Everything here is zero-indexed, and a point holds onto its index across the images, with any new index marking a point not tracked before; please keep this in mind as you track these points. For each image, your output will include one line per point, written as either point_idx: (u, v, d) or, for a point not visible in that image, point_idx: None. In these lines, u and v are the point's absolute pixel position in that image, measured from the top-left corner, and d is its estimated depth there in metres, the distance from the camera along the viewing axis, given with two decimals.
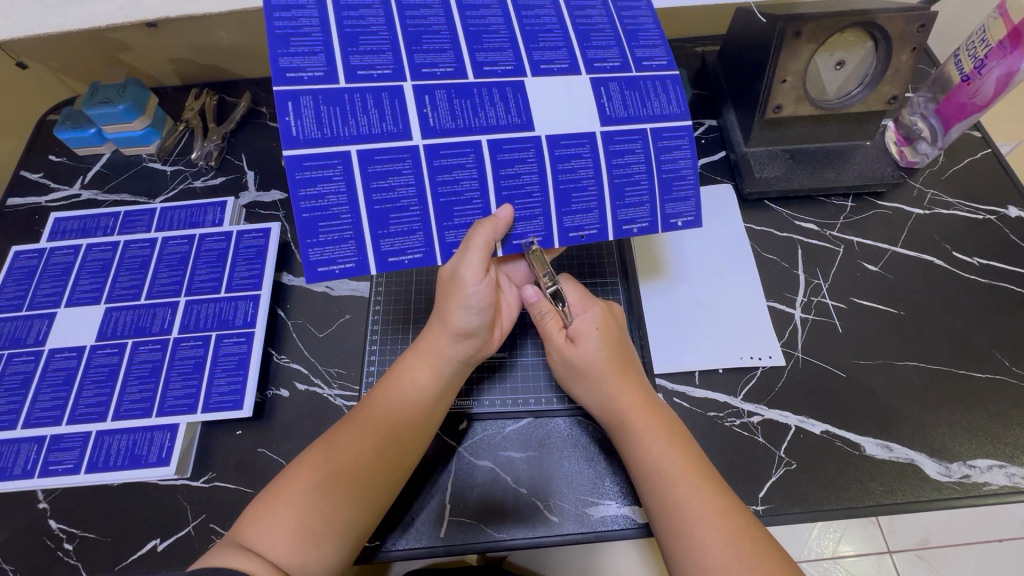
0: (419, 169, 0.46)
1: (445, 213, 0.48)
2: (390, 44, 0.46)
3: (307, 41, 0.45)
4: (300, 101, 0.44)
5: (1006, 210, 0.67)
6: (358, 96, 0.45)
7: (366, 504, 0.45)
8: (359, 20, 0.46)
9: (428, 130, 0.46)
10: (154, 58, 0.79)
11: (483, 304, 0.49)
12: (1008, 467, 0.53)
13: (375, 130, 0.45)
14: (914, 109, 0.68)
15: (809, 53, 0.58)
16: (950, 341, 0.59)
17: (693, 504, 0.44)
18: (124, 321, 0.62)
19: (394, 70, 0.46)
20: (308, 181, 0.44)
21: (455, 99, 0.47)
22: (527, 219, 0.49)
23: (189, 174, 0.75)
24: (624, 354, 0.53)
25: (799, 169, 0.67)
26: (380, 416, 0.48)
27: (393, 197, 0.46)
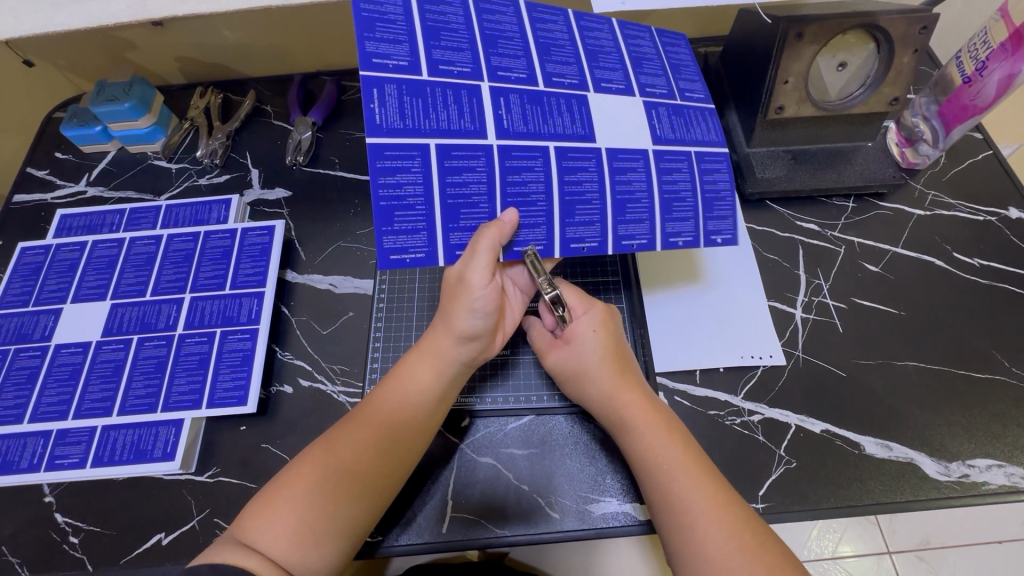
0: (491, 167, 0.47)
1: (451, 215, 0.47)
2: (473, 45, 0.47)
3: (392, 28, 0.45)
4: (383, 89, 0.44)
5: (1006, 212, 0.67)
6: (440, 91, 0.45)
7: (365, 505, 0.46)
8: (440, 15, 0.47)
9: (503, 132, 0.47)
10: (160, 56, 0.80)
11: (488, 307, 0.49)
12: (1007, 467, 0.54)
13: (453, 126, 0.46)
14: (916, 110, 0.68)
15: (812, 54, 0.58)
16: (951, 342, 0.60)
17: (693, 501, 0.44)
18: (131, 317, 0.62)
19: (472, 69, 0.47)
20: (389, 170, 0.44)
21: (529, 105, 0.49)
22: (585, 224, 0.51)
23: (194, 171, 0.76)
24: (623, 354, 0.54)
25: (801, 170, 0.68)
26: (382, 418, 0.48)
27: (465, 191, 0.47)
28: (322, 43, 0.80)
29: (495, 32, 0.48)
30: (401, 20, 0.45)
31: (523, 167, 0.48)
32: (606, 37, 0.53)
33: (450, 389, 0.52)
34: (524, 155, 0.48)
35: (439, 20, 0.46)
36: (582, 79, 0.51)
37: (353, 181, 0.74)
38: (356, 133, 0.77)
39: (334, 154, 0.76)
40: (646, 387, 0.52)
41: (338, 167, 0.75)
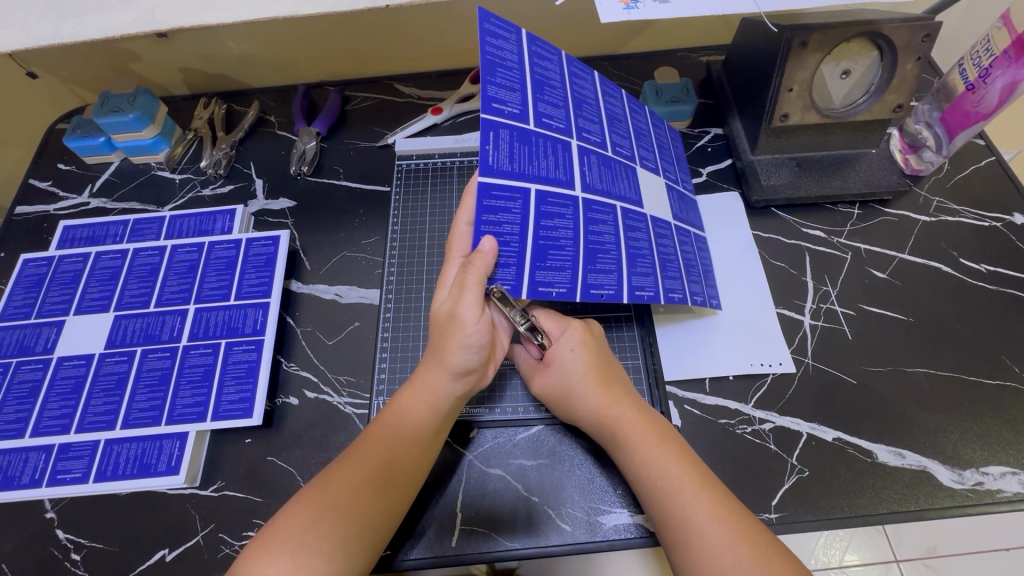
0: (577, 216, 0.51)
1: (540, 255, 0.49)
2: (564, 112, 0.53)
3: (508, 75, 0.49)
4: (499, 133, 0.47)
5: (1011, 217, 0.67)
6: (542, 145, 0.50)
7: (374, 517, 0.45)
8: (544, 71, 0.52)
9: (585, 189, 0.53)
10: (164, 67, 0.80)
11: (482, 341, 0.49)
12: (1021, 474, 0.53)
13: (550, 174, 0.50)
14: (919, 117, 0.69)
15: (815, 62, 0.59)
16: (959, 348, 0.59)
17: (691, 512, 0.44)
18: (134, 330, 0.61)
19: (565, 126, 0.53)
20: (493, 209, 0.46)
21: (598, 167, 0.55)
22: (644, 275, 0.54)
23: (198, 182, 0.76)
24: (609, 368, 0.54)
25: (806, 177, 0.68)
26: (381, 442, 0.48)
27: (555, 236, 0.50)
28: (326, 53, 0.80)
29: (579, 106, 0.55)
30: (518, 74, 0.49)
31: (597, 220, 0.53)
32: (646, 121, 0.64)
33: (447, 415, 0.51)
34: (598, 210, 0.53)
35: (545, 81, 0.52)
36: (635, 153, 0.60)
37: (358, 191, 0.73)
38: (361, 143, 0.77)
39: (337, 164, 0.76)
40: (637, 402, 0.52)
41: (343, 177, 0.75)
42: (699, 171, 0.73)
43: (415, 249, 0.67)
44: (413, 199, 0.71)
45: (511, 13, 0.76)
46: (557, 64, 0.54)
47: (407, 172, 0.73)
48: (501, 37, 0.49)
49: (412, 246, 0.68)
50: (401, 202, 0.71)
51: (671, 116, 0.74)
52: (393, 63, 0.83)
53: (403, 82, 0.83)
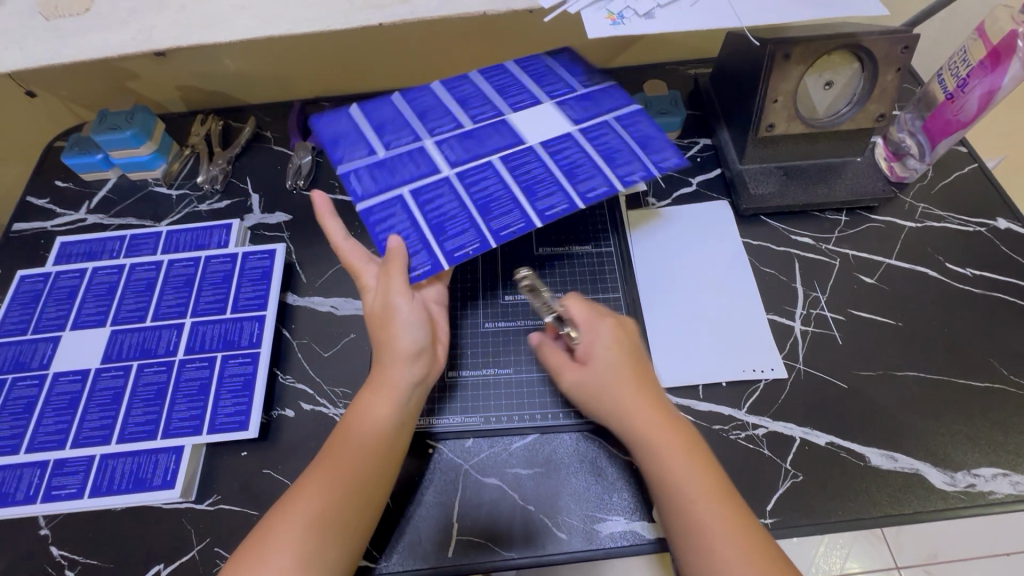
0: (458, 187, 0.54)
1: (438, 230, 0.51)
2: (473, 112, 0.58)
3: (357, 135, 0.56)
4: (358, 171, 0.54)
5: (995, 222, 0.69)
6: (455, 155, 0.55)
7: (346, 521, 0.45)
8: (418, 102, 0.59)
9: (540, 152, 0.56)
10: (162, 85, 0.81)
11: (418, 320, 0.51)
12: (1012, 475, 0.54)
13: (414, 175, 0.54)
14: (901, 126, 0.71)
15: (799, 74, 0.61)
16: (948, 351, 0.60)
17: (712, 529, 0.44)
18: (130, 344, 0.62)
19: (416, 134, 0.56)
20: (431, 226, 0.52)
21: (548, 128, 0.57)
22: (549, 193, 0.53)
23: (194, 197, 0.76)
24: (642, 369, 0.52)
25: (794, 185, 0.69)
26: (347, 445, 0.48)
27: (520, 203, 0.53)
28: (321, 70, 0.82)
29: (492, 95, 0.59)
30: (354, 130, 0.57)
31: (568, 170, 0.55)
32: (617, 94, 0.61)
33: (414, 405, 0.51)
34: (573, 160, 0.55)
35: (425, 107, 0.58)
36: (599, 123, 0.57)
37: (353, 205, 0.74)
38: None
39: (333, 178, 0.77)
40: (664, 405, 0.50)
41: (338, 191, 0.76)
42: (688, 181, 0.74)
43: None
44: None
45: (503, 30, 0.78)
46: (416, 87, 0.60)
47: None
48: (323, 119, 0.57)
49: None
50: None
51: (661, 127, 0.75)
52: (388, 79, 0.84)
53: None
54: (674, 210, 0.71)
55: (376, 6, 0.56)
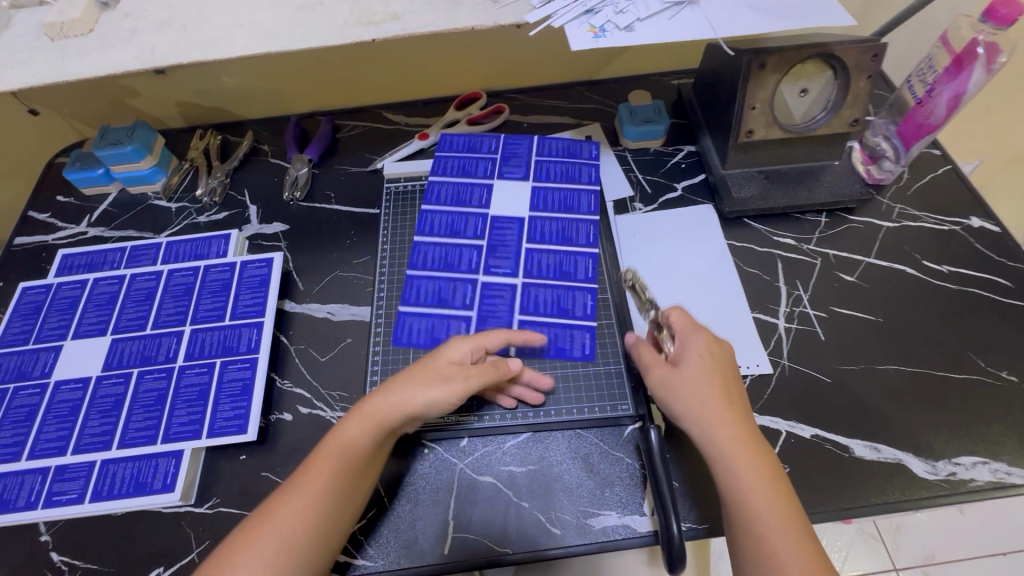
0: (539, 252, 0.68)
1: (559, 307, 0.65)
2: (467, 234, 0.69)
3: (434, 337, 0.63)
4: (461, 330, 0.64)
5: (968, 220, 0.71)
6: (503, 268, 0.67)
7: (320, 529, 0.46)
8: (424, 255, 0.68)
9: (531, 219, 0.70)
10: (161, 102, 0.84)
11: (446, 389, 0.51)
12: (992, 463, 0.55)
13: (511, 264, 0.67)
14: (876, 131, 0.74)
15: (775, 82, 0.63)
16: (927, 344, 0.62)
17: (788, 558, 0.42)
18: (130, 352, 0.63)
19: (471, 246, 0.69)
20: (554, 340, 0.63)
21: (526, 195, 0.72)
22: (568, 227, 0.70)
23: (193, 210, 0.78)
24: (732, 384, 0.51)
25: (774, 189, 0.72)
26: (314, 476, 0.47)
27: (564, 260, 0.68)
28: (317, 85, 0.84)
29: (460, 210, 0.71)
30: (420, 338, 0.63)
31: (562, 220, 0.70)
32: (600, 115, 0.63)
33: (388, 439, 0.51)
34: (557, 202, 0.71)
35: (440, 260, 0.68)
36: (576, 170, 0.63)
37: (349, 214, 0.76)
38: (351, 169, 0.81)
39: (329, 189, 0.79)
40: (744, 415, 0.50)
41: (334, 202, 0.78)
42: (673, 186, 0.77)
43: (402, 267, 0.70)
44: (401, 220, 0.74)
45: (492, 44, 0.81)
46: (405, 288, 0.67)
47: (395, 194, 0.76)
48: (400, 338, 0.64)
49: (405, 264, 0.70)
50: (391, 223, 0.74)
51: (645, 135, 0.78)
52: (381, 93, 0.87)
53: (392, 111, 0.87)
54: (660, 214, 0.73)
55: (369, 23, 0.59)
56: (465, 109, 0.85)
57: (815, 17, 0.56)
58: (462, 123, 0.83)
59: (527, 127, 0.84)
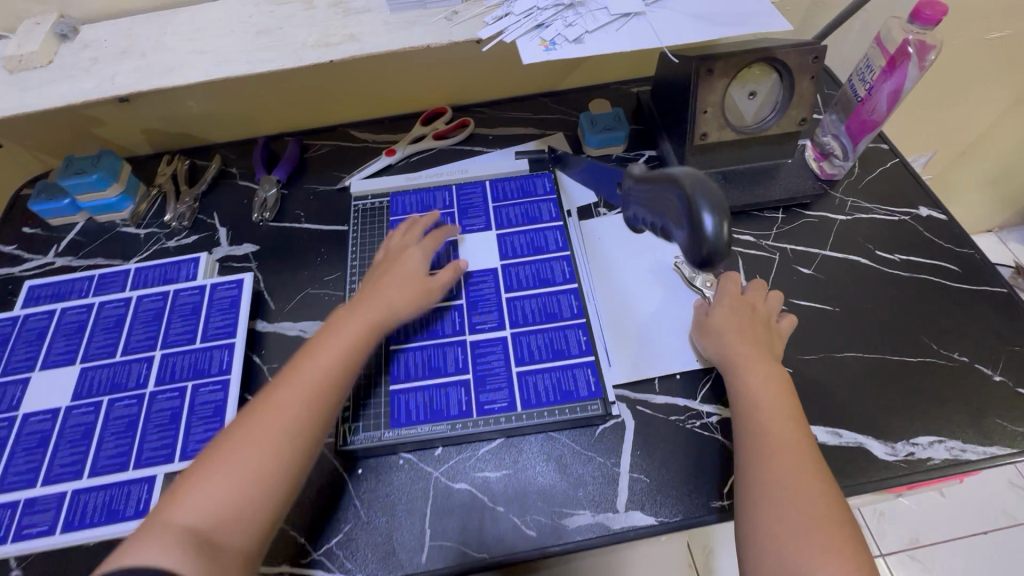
0: (523, 295, 0.66)
1: (551, 350, 0.62)
2: (444, 295, 0.67)
3: (439, 405, 0.60)
4: (453, 392, 0.60)
5: (917, 210, 0.74)
6: (489, 323, 0.64)
7: (254, 494, 0.45)
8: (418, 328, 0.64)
9: (505, 268, 0.68)
10: (127, 130, 0.84)
11: (414, 275, 0.63)
12: (947, 441, 0.57)
13: (494, 322, 0.64)
14: (827, 129, 0.78)
15: (723, 86, 0.67)
16: (880, 331, 0.65)
17: (775, 437, 0.50)
18: (101, 380, 0.63)
19: (457, 328, 0.64)
20: (557, 385, 0.60)
21: (494, 244, 0.71)
22: (540, 270, 0.68)
23: (162, 235, 0.79)
24: (749, 311, 0.61)
25: (732, 189, 0.74)
26: (239, 441, 0.47)
27: (548, 301, 0.65)
28: (283, 107, 0.86)
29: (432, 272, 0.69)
30: (420, 415, 0.59)
31: (534, 262, 0.69)
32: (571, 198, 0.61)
33: (324, 413, 0.51)
34: (525, 246, 0.70)
35: (422, 327, 0.64)
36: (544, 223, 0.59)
37: (318, 232, 0.77)
38: (320, 187, 0.82)
39: (298, 209, 0.80)
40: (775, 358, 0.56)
41: (304, 220, 0.79)
42: None
43: None
44: (368, 235, 0.74)
45: (452, 61, 0.83)
46: (393, 364, 0.62)
47: (363, 212, 0.77)
48: (398, 418, 0.59)
49: None
50: (360, 242, 0.74)
51: (607, 142, 0.81)
52: (348, 112, 0.89)
53: (359, 129, 0.89)
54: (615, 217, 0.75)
55: (326, 46, 0.61)
56: (430, 124, 0.87)
57: (750, 24, 0.58)
58: (428, 137, 0.85)
59: (493, 139, 0.86)
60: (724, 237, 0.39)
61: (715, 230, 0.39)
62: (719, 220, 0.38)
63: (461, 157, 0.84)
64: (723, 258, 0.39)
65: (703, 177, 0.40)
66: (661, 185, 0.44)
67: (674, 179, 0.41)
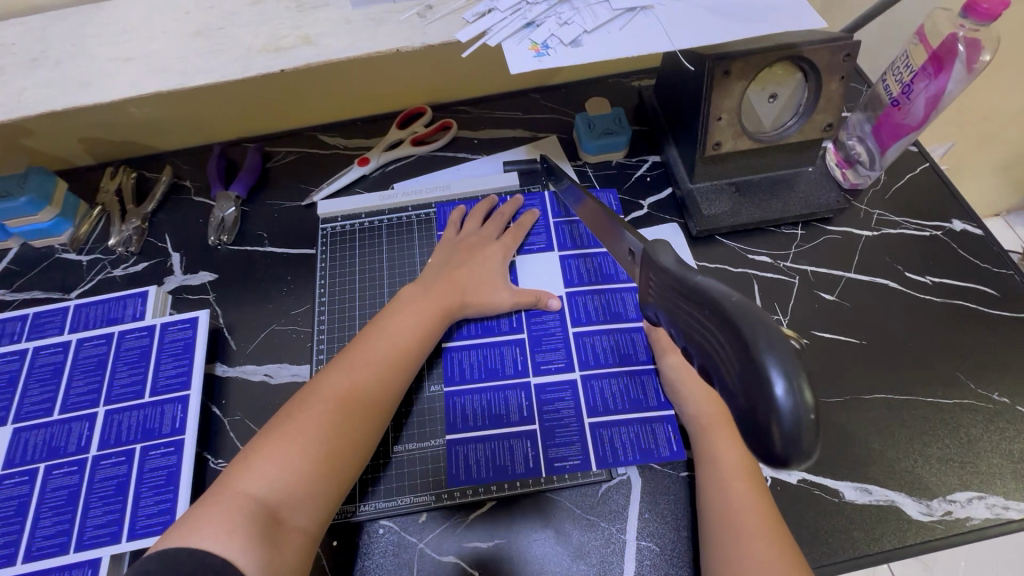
0: (593, 330, 0.60)
1: (632, 399, 0.56)
2: (503, 330, 0.61)
3: (502, 459, 0.54)
4: (519, 444, 0.55)
5: (950, 224, 0.67)
6: (555, 363, 0.58)
7: (329, 460, 0.46)
8: (475, 368, 0.59)
9: (571, 297, 0.62)
10: (62, 139, 0.74)
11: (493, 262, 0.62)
12: (988, 498, 0.52)
13: (556, 363, 0.59)
14: (851, 131, 0.69)
15: (741, 89, 0.57)
16: (914, 367, 0.58)
17: (743, 511, 0.45)
18: (36, 443, 0.55)
19: (520, 368, 0.58)
20: (636, 442, 0.54)
21: (556, 268, 0.64)
22: (611, 302, 0.62)
23: (107, 262, 0.70)
24: None
25: (746, 203, 0.66)
26: (312, 405, 0.48)
27: (621, 340, 0.60)
28: (240, 110, 0.76)
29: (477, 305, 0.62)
30: (483, 471, 0.54)
31: (605, 292, 0.62)
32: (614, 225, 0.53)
33: (397, 386, 0.52)
34: (593, 271, 0.64)
35: (480, 366, 0.59)
36: None
37: (284, 257, 0.69)
38: (284, 203, 0.73)
39: (261, 229, 0.71)
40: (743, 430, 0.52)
41: (268, 243, 0.70)
42: (639, 204, 0.71)
43: (344, 317, 0.63)
44: (345, 260, 0.67)
45: (430, 55, 0.73)
46: (448, 412, 0.57)
47: (333, 236, 0.68)
48: (456, 475, 0.54)
49: (346, 326, 0.63)
50: (332, 270, 0.66)
51: (606, 148, 0.72)
52: (316, 114, 0.79)
53: (329, 133, 0.79)
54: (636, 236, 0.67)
55: (275, 50, 0.51)
56: (408, 127, 0.77)
57: (777, 20, 0.49)
58: (406, 143, 0.75)
59: (479, 144, 0.77)
60: (811, 436, 0.23)
61: (796, 423, 0.23)
62: (805, 409, 0.23)
63: (444, 166, 0.75)
64: (805, 461, 0.24)
65: (771, 324, 0.25)
66: (700, 307, 0.28)
67: (723, 314, 0.26)
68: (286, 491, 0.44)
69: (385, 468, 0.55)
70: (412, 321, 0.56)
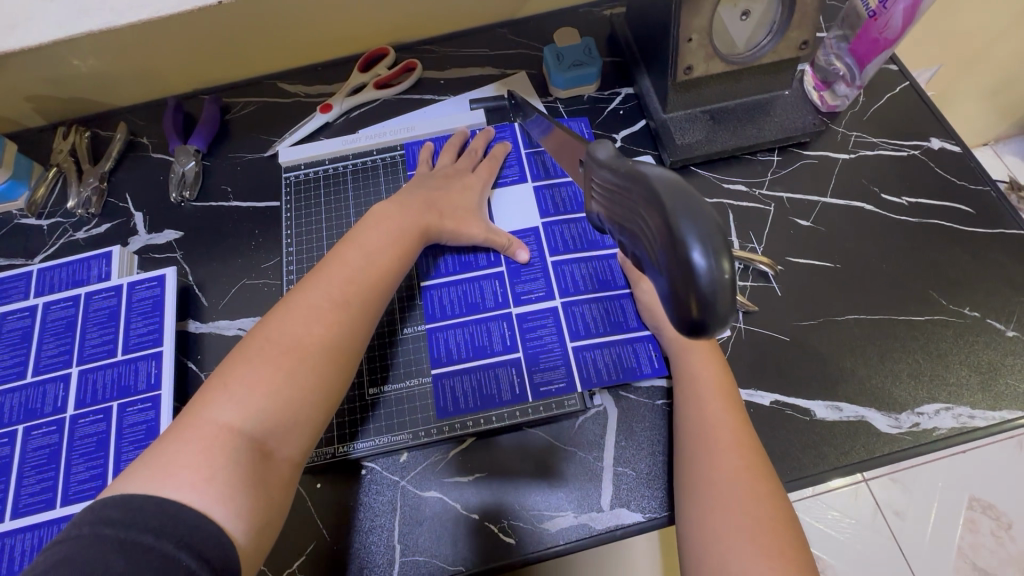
0: (571, 257, 0.60)
1: (614, 321, 0.56)
2: (480, 265, 0.60)
3: (488, 388, 0.54)
4: (504, 370, 0.55)
5: (928, 143, 0.66)
6: (535, 293, 0.58)
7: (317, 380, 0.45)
8: (454, 303, 0.58)
9: (547, 228, 0.61)
10: (7, 99, 0.71)
11: (468, 196, 0.60)
12: (955, 408, 0.53)
13: (534, 292, 0.58)
14: (828, 50, 0.66)
15: (711, 7, 0.53)
16: (888, 288, 0.58)
17: (716, 429, 0.46)
18: (12, 406, 0.55)
19: (500, 300, 0.58)
20: (617, 361, 0.55)
21: (530, 201, 0.63)
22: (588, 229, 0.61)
23: (69, 225, 0.68)
24: None
25: (721, 130, 0.64)
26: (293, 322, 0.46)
27: (599, 267, 0.59)
28: (191, 59, 0.72)
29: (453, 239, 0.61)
30: (470, 402, 0.54)
31: (581, 221, 0.61)
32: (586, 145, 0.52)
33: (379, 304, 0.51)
34: (568, 201, 0.63)
35: (460, 302, 0.58)
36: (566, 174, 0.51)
37: (249, 210, 0.67)
38: (248, 155, 0.70)
39: (225, 183, 0.69)
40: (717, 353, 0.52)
41: (233, 197, 0.68)
42: (612, 137, 0.69)
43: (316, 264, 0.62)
44: (316, 205, 0.65)
45: None
46: (432, 346, 0.57)
47: (298, 184, 0.67)
48: (444, 407, 0.54)
49: None
50: (304, 215, 0.65)
51: (576, 81, 0.69)
52: (272, 61, 0.75)
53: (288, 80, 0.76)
54: None
55: None
56: (371, 69, 0.74)
57: None
58: (369, 86, 0.72)
59: (445, 84, 0.74)
60: (724, 298, 0.25)
61: (712, 287, 0.25)
62: (719, 272, 0.25)
63: (410, 108, 0.72)
64: (723, 325, 0.26)
65: (692, 198, 0.26)
66: (631, 194, 0.30)
67: (648, 195, 0.28)
68: (270, 416, 0.43)
69: (370, 410, 0.55)
70: (390, 236, 0.54)
